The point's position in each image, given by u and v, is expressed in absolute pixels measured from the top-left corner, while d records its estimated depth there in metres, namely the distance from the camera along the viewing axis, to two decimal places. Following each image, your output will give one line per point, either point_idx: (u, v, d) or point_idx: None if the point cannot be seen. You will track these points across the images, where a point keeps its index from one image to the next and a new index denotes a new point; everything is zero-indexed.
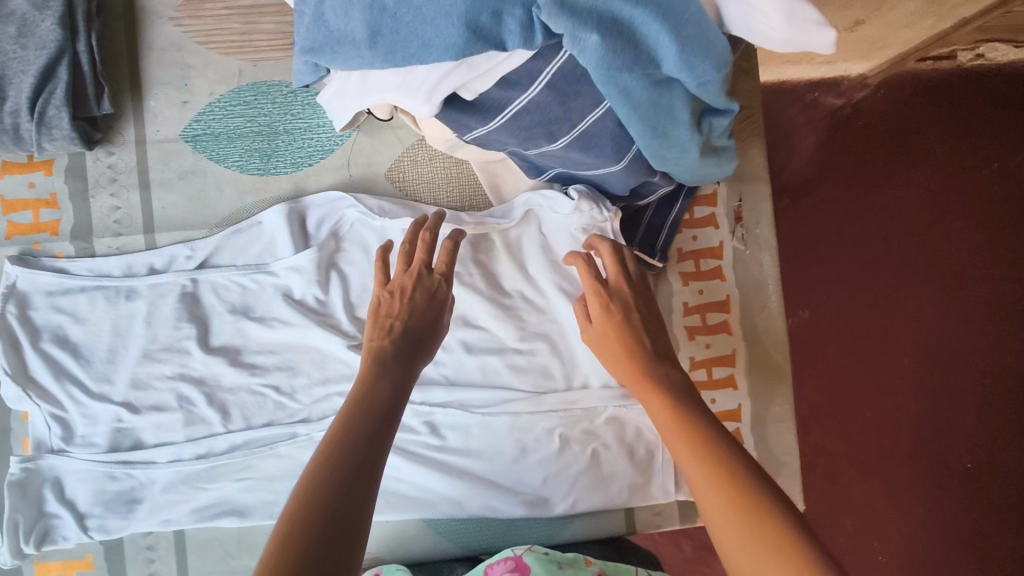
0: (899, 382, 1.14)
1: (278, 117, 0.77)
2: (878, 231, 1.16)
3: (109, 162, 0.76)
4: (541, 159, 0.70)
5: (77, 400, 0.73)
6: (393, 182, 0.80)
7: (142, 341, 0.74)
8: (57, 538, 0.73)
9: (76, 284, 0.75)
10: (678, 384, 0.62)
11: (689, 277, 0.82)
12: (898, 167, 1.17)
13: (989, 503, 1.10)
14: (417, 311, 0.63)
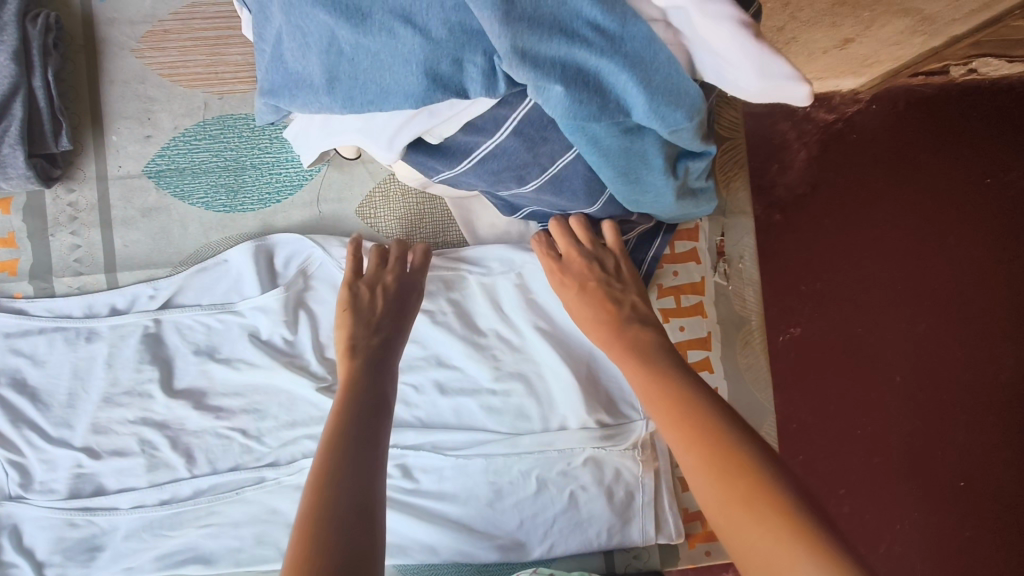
0: (896, 411, 1.08)
1: (245, 152, 0.75)
2: (871, 250, 1.11)
3: (69, 199, 0.74)
4: (514, 199, 0.67)
5: (36, 445, 0.71)
6: (364, 219, 0.77)
7: (103, 384, 0.72)
8: None
9: (35, 325, 0.72)
10: (655, 343, 0.61)
11: (670, 313, 0.80)
12: (891, 184, 1.13)
13: (990, 535, 1.05)
14: (390, 309, 0.65)
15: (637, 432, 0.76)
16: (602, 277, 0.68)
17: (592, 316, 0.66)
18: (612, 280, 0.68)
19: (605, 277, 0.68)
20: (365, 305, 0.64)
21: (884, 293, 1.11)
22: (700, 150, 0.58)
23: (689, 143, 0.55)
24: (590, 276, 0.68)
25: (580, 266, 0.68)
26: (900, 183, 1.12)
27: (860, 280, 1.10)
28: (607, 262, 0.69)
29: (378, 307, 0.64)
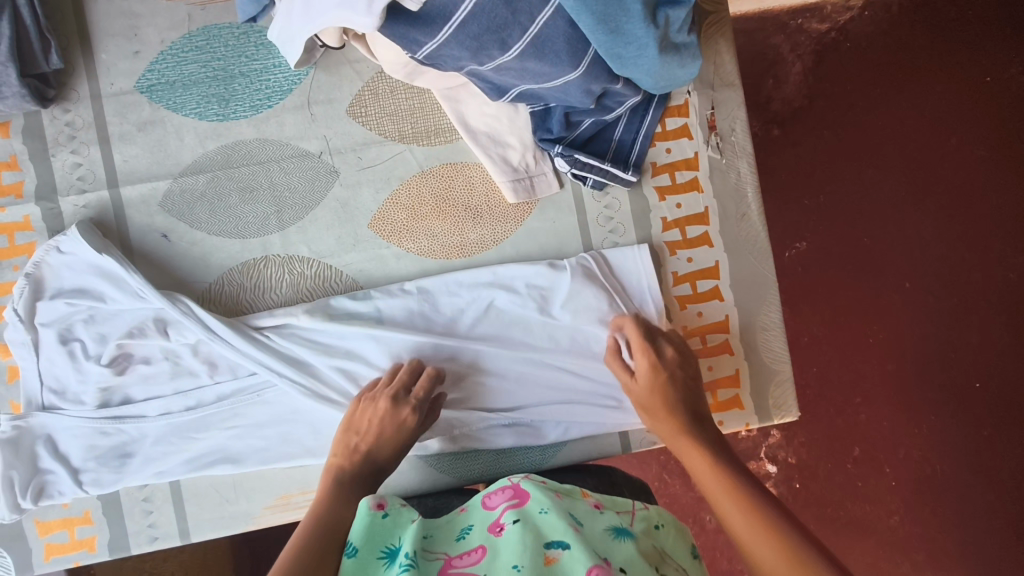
0: (899, 299, 1.21)
1: (232, 60, 0.76)
2: (876, 157, 1.21)
3: (66, 119, 0.75)
4: (500, 75, 0.68)
5: (76, 358, 0.71)
6: (356, 118, 0.77)
7: (146, 318, 0.72)
8: (54, 493, 0.72)
9: (117, 270, 0.71)
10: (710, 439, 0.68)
11: (666, 191, 0.80)
12: (895, 87, 1.21)
13: (986, 411, 1.20)
14: (386, 442, 0.67)
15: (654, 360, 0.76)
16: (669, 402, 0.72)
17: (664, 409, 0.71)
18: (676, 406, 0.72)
19: (676, 377, 0.72)
20: (357, 423, 0.68)
21: (881, 202, 1.21)
22: None
23: None
24: (661, 374, 0.72)
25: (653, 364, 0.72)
26: (906, 90, 1.21)
27: (860, 191, 1.21)
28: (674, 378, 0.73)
29: (369, 438, 0.67)
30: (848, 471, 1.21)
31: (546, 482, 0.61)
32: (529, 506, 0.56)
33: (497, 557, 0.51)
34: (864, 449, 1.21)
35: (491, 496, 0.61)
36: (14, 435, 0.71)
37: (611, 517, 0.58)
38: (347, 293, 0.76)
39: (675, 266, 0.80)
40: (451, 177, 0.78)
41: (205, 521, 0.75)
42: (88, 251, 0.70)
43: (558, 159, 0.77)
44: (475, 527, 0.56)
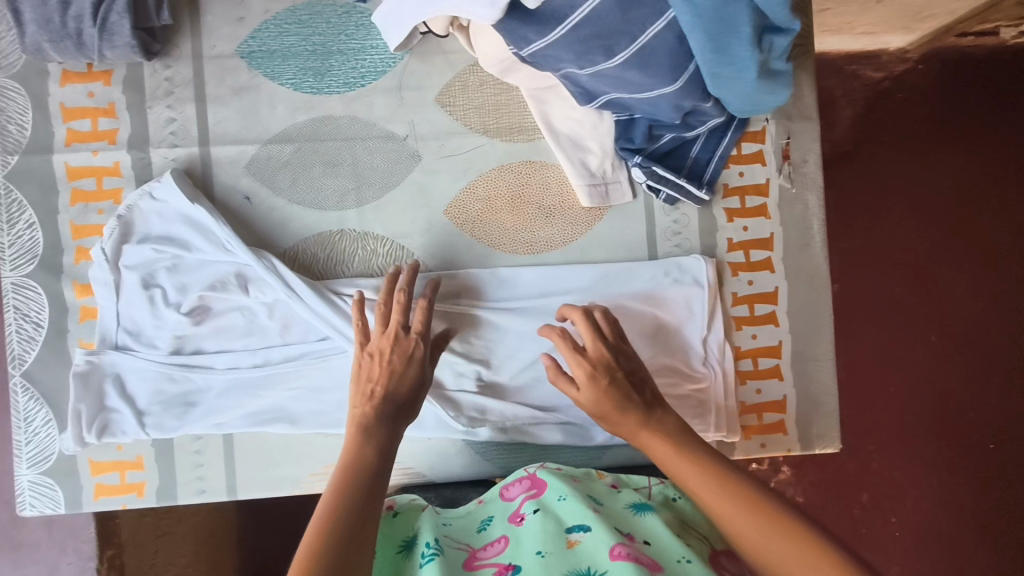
0: (924, 351, 1.22)
1: (332, 37, 0.78)
2: (915, 209, 1.23)
3: (166, 74, 0.76)
4: (595, 82, 0.70)
5: (155, 304, 0.74)
6: (444, 107, 0.79)
7: (227, 272, 0.75)
8: (116, 432, 0.74)
9: (206, 221, 0.74)
10: (672, 427, 0.61)
11: (734, 213, 0.82)
12: (940, 143, 1.23)
13: (998, 473, 1.21)
14: (404, 370, 0.66)
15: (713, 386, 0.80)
16: (628, 369, 0.67)
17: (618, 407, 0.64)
18: (643, 373, 0.68)
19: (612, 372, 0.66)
20: (367, 372, 0.65)
21: (916, 254, 1.23)
22: (788, 23, 0.59)
23: (783, 11, 0.57)
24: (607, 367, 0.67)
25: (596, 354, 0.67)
26: (950, 148, 1.23)
27: (896, 240, 1.23)
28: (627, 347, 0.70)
29: (383, 374, 0.65)
30: (854, 516, 1.21)
31: (560, 468, 0.67)
32: (546, 495, 0.62)
33: (519, 543, 0.56)
34: (872, 495, 1.21)
35: (509, 487, 0.66)
36: (87, 369, 0.73)
37: (631, 494, 0.63)
38: (415, 274, 0.78)
39: (735, 287, 0.82)
40: (527, 174, 0.80)
41: (252, 479, 0.77)
42: (180, 201, 0.73)
43: (635, 169, 0.79)
44: (496, 518, 0.63)
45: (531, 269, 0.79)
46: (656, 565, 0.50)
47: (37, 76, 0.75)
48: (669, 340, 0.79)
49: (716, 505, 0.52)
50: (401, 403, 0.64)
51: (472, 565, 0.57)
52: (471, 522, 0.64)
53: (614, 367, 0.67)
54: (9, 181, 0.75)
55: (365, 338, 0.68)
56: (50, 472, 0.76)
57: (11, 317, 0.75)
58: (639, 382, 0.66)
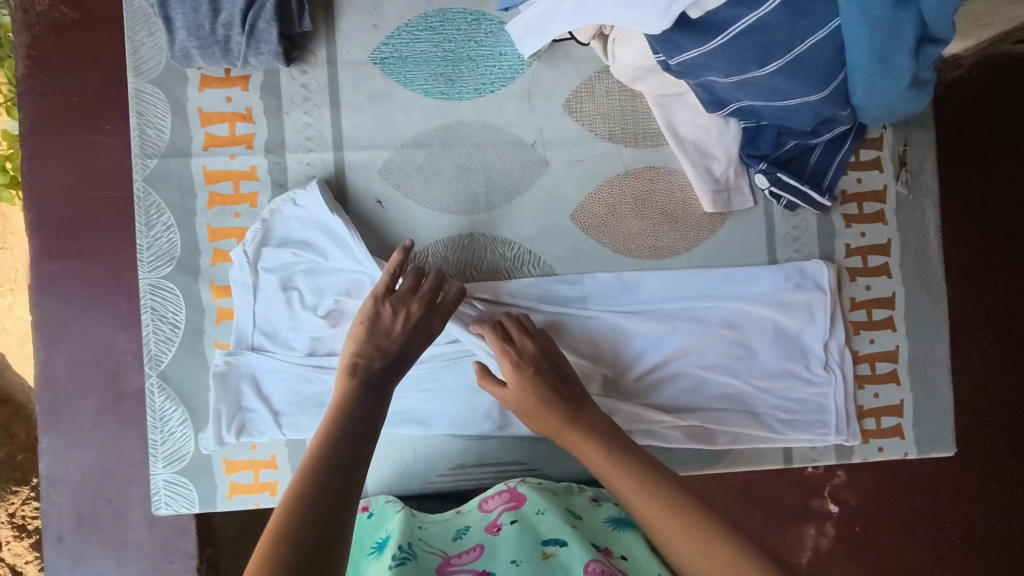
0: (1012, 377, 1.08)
1: (462, 44, 0.79)
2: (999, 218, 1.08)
3: (302, 80, 0.78)
4: (734, 89, 0.72)
5: (293, 307, 0.75)
6: (572, 114, 0.81)
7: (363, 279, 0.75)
8: (253, 431, 0.75)
9: (344, 230, 0.75)
10: (602, 429, 0.67)
11: (853, 219, 0.83)
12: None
13: None
14: (407, 338, 0.69)
15: (834, 391, 0.81)
16: (553, 363, 0.73)
17: (552, 400, 0.69)
18: (571, 372, 0.73)
19: (547, 368, 0.72)
20: (380, 325, 0.69)
21: (972, 257, 1.09)
22: (947, 32, 0.59)
23: (947, 20, 0.57)
24: (541, 363, 0.72)
25: (529, 352, 0.72)
26: None
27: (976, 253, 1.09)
28: (553, 347, 0.75)
29: (391, 334, 0.69)
30: (907, 521, 1.06)
31: (542, 483, 0.73)
32: (524, 508, 0.67)
33: (495, 552, 0.60)
34: (925, 500, 1.07)
35: (488, 501, 0.71)
36: (224, 369, 0.74)
37: (607, 508, 0.69)
38: (543, 277, 0.80)
39: (853, 292, 0.83)
40: (652, 180, 0.81)
41: (384, 478, 0.80)
42: (322, 209, 0.75)
43: (758, 175, 0.80)
44: (475, 527, 0.67)
45: (655, 273, 0.81)
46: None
47: (176, 81, 0.76)
48: (791, 346, 0.80)
49: (654, 510, 0.57)
50: (387, 372, 0.66)
51: (446, 569, 0.59)
52: (445, 530, 0.68)
53: (541, 362, 0.72)
54: (148, 185, 0.76)
55: (386, 292, 0.71)
56: (185, 471, 0.77)
57: (148, 319, 0.77)
58: (571, 382, 0.72)
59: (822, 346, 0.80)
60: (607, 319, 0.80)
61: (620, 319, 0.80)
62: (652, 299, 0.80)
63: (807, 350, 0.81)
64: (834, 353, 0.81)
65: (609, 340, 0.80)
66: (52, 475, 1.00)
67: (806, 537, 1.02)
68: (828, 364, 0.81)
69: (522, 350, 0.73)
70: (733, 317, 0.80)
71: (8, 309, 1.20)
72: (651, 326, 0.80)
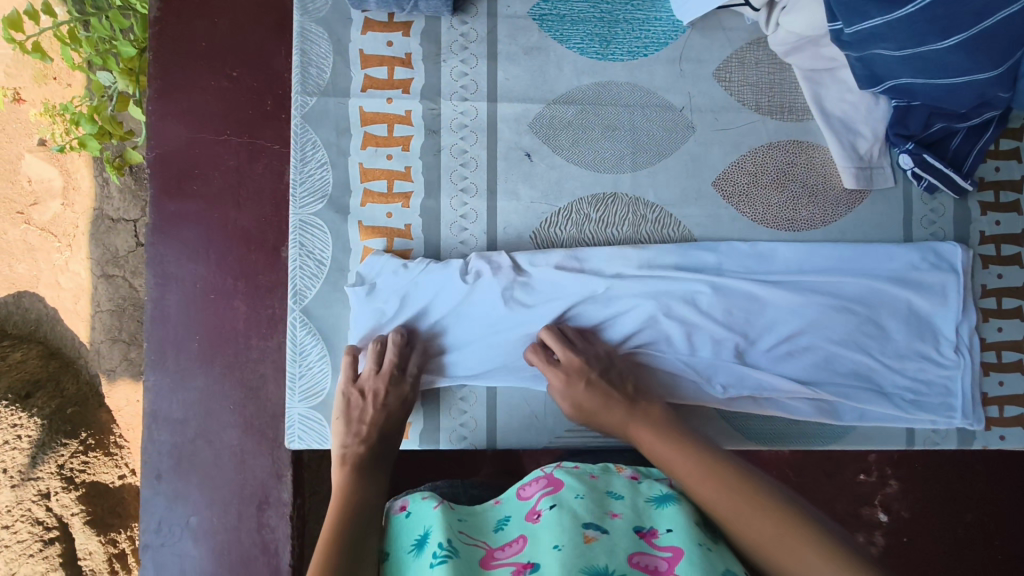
0: None
1: (620, 6, 0.80)
2: None
3: (462, 29, 0.79)
4: (898, 66, 0.72)
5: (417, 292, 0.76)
6: (721, 82, 0.81)
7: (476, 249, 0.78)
8: None
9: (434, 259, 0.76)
10: (658, 418, 0.69)
11: (988, 207, 0.84)
12: None
13: None
14: (383, 415, 0.72)
15: (962, 376, 0.81)
16: (602, 369, 0.73)
17: (605, 407, 0.71)
18: (623, 368, 0.75)
19: (591, 379, 0.72)
20: (358, 412, 0.72)
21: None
22: None
23: None
24: (587, 373, 0.72)
25: (572, 364, 0.72)
26: None
27: None
28: (604, 355, 0.75)
29: (368, 416, 0.72)
30: (956, 535, 1.03)
31: (577, 466, 0.66)
32: (563, 492, 0.60)
33: (537, 542, 0.53)
34: (978, 516, 1.04)
35: (526, 486, 0.64)
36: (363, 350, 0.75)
37: (654, 485, 0.63)
38: (683, 241, 0.80)
39: (985, 279, 0.83)
40: (795, 153, 0.82)
41: (512, 430, 0.79)
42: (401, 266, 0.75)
43: (903, 155, 0.81)
44: (513, 516, 0.60)
45: (794, 245, 0.81)
46: (676, 555, 0.51)
47: (339, 23, 0.78)
48: (920, 327, 0.80)
49: (707, 482, 0.58)
50: (377, 452, 0.71)
51: (490, 564, 0.53)
52: (484, 519, 0.61)
53: (590, 372, 0.72)
54: (305, 122, 0.77)
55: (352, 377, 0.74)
56: (320, 407, 0.77)
57: (295, 253, 0.77)
58: (617, 383, 0.73)
59: (952, 332, 0.80)
60: (744, 284, 0.79)
61: (755, 288, 0.79)
62: (788, 269, 0.80)
63: (934, 335, 0.81)
64: (965, 336, 0.81)
65: (744, 307, 0.79)
66: (154, 414, 1.00)
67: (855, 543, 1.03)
68: (959, 346, 0.81)
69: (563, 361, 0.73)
70: (865, 293, 0.80)
71: (65, 265, 1.21)
72: (787, 296, 0.79)
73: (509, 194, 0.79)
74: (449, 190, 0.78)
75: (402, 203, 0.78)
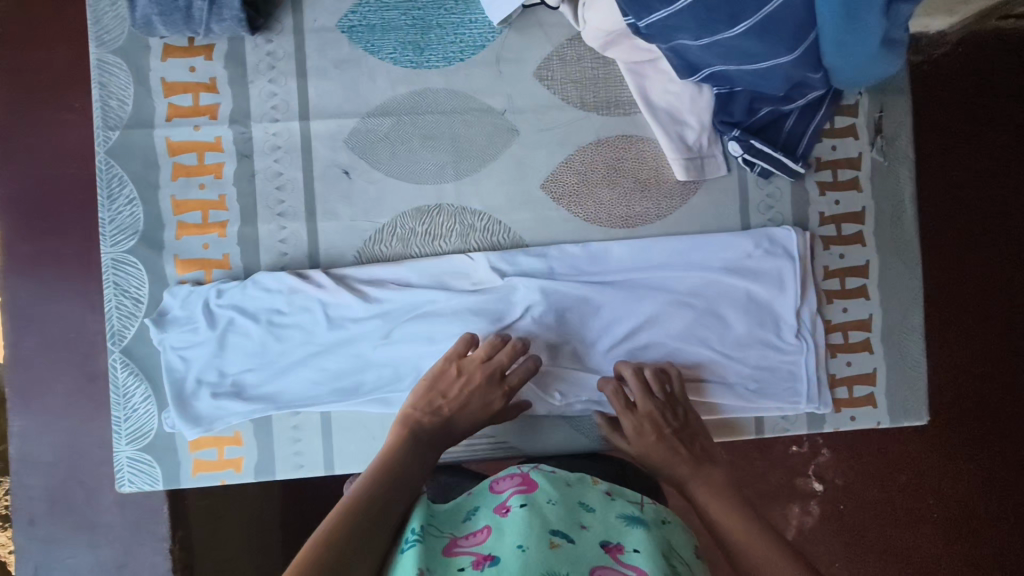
0: (992, 354, 1.06)
1: (432, 11, 0.78)
2: (995, 198, 1.06)
3: (268, 48, 0.76)
4: (705, 53, 0.70)
5: (236, 326, 0.75)
6: (542, 82, 0.79)
7: (292, 277, 0.76)
8: (205, 423, 0.75)
9: (250, 293, 0.75)
10: (716, 480, 0.66)
11: (827, 187, 0.83)
12: (1000, 117, 1.05)
13: None
14: (462, 399, 0.71)
15: (807, 360, 0.80)
16: (676, 427, 0.73)
17: (667, 459, 0.70)
18: (700, 433, 0.73)
19: (674, 427, 0.73)
20: (442, 385, 0.72)
21: (964, 241, 1.06)
22: None
23: None
24: (699, 437, 0.73)
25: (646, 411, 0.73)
26: None
27: (954, 227, 1.06)
28: (682, 408, 0.75)
29: (450, 394, 0.71)
30: (892, 498, 1.07)
31: (556, 471, 0.61)
32: (537, 494, 0.56)
33: (501, 535, 0.51)
34: (911, 478, 1.07)
35: (500, 480, 0.60)
36: (183, 392, 0.75)
37: (624, 504, 0.58)
38: (513, 249, 0.79)
39: (827, 260, 0.82)
40: (624, 148, 0.80)
41: (351, 452, 0.78)
42: (217, 304, 0.75)
43: (732, 142, 0.79)
44: (481, 508, 0.57)
45: (629, 242, 0.80)
46: None
47: (139, 50, 0.75)
48: (758, 316, 0.80)
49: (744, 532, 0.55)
50: (434, 430, 0.69)
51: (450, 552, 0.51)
52: (454, 511, 0.58)
53: (663, 426, 0.72)
54: (110, 156, 0.75)
55: (455, 358, 0.73)
56: (148, 448, 0.77)
57: (111, 294, 0.76)
58: (689, 440, 0.72)
59: (789, 321, 0.80)
60: (576, 289, 0.78)
61: (587, 291, 0.78)
62: (621, 267, 0.80)
63: (774, 322, 0.80)
64: (807, 320, 0.81)
65: (577, 311, 0.78)
66: None
67: (791, 515, 1.08)
68: (801, 331, 0.80)
69: (640, 410, 0.73)
70: (700, 285, 0.79)
71: None
72: (620, 295, 0.78)
73: (330, 215, 0.78)
74: (266, 216, 0.77)
75: (218, 232, 0.76)
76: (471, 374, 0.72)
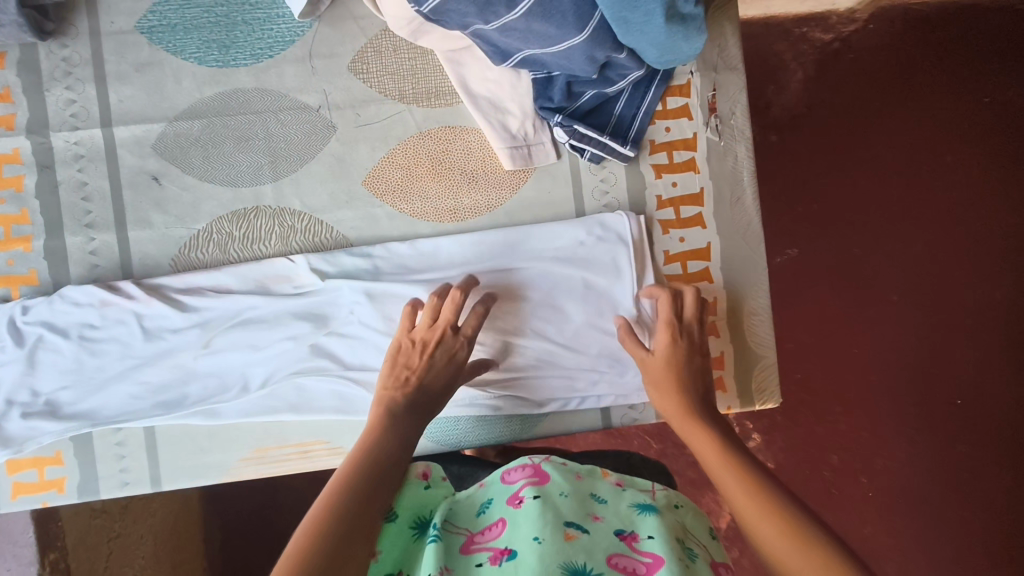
0: (905, 325, 1.13)
1: (235, 7, 0.75)
2: (895, 178, 1.14)
3: (63, 54, 0.74)
4: (503, 37, 0.67)
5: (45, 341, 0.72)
6: (358, 75, 0.77)
7: (103, 288, 0.73)
8: (15, 445, 0.71)
9: (59, 307, 0.73)
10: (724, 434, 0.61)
11: (663, 169, 0.81)
12: (896, 100, 1.14)
13: (976, 437, 1.10)
14: (436, 376, 0.66)
15: None
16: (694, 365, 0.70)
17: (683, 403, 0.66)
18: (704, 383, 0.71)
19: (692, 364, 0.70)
20: (405, 357, 0.67)
21: (885, 218, 1.14)
22: None
23: None
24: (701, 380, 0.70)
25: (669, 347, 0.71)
26: (906, 105, 1.14)
27: (853, 204, 1.14)
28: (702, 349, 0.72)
29: (415, 364, 0.66)
30: (824, 478, 1.12)
31: (567, 463, 0.56)
32: (549, 486, 0.51)
33: (517, 529, 0.46)
34: (843, 457, 1.12)
35: (511, 471, 0.55)
36: None
37: (636, 493, 0.53)
38: (337, 248, 0.76)
39: (666, 245, 0.80)
40: (448, 140, 0.78)
41: (177, 466, 0.74)
42: (25, 321, 0.72)
43: (556, 129, 0.76)
44: (495, 500, 0.52)
45: (457, 237, 0.77)
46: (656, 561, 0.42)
47: None
48: (597, 305, 0.77)
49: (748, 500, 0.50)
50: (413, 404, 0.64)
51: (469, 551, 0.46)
52: (467, 505, 0.53)
53: (680, 363, 0.70)
54: None
55: (411, 327, 0.68)
56: None
57: None
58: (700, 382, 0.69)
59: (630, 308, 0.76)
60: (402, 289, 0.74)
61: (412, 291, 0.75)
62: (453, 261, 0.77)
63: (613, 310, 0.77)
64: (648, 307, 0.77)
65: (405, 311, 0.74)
66: None
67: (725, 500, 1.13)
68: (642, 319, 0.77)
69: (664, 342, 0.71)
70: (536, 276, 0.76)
71: None
72: None
73: (140, 222, 0.75)
74: (73, 227, 0.74)
75: (23, 247, 0.74)
76: (427, 340, 0.67)
